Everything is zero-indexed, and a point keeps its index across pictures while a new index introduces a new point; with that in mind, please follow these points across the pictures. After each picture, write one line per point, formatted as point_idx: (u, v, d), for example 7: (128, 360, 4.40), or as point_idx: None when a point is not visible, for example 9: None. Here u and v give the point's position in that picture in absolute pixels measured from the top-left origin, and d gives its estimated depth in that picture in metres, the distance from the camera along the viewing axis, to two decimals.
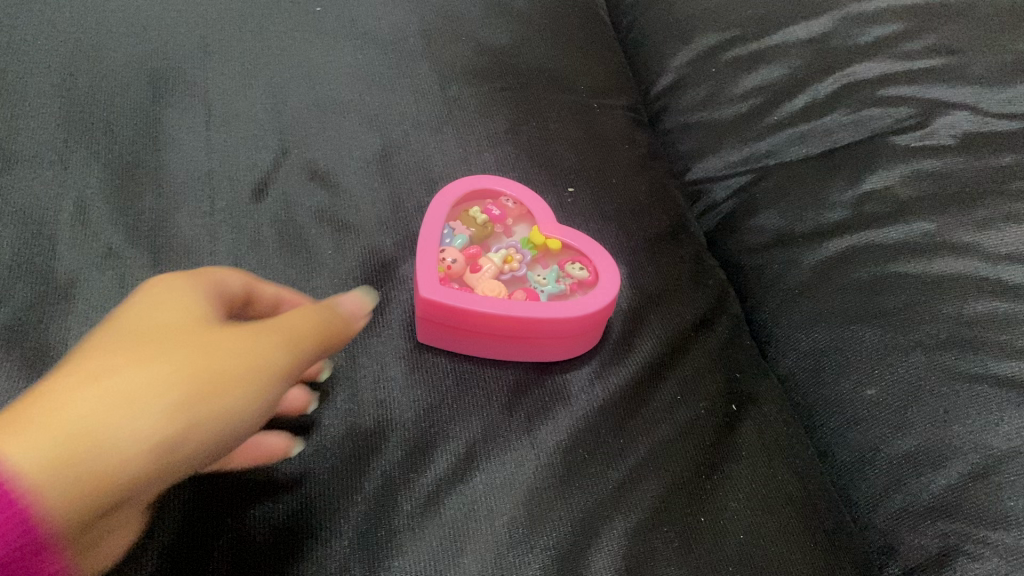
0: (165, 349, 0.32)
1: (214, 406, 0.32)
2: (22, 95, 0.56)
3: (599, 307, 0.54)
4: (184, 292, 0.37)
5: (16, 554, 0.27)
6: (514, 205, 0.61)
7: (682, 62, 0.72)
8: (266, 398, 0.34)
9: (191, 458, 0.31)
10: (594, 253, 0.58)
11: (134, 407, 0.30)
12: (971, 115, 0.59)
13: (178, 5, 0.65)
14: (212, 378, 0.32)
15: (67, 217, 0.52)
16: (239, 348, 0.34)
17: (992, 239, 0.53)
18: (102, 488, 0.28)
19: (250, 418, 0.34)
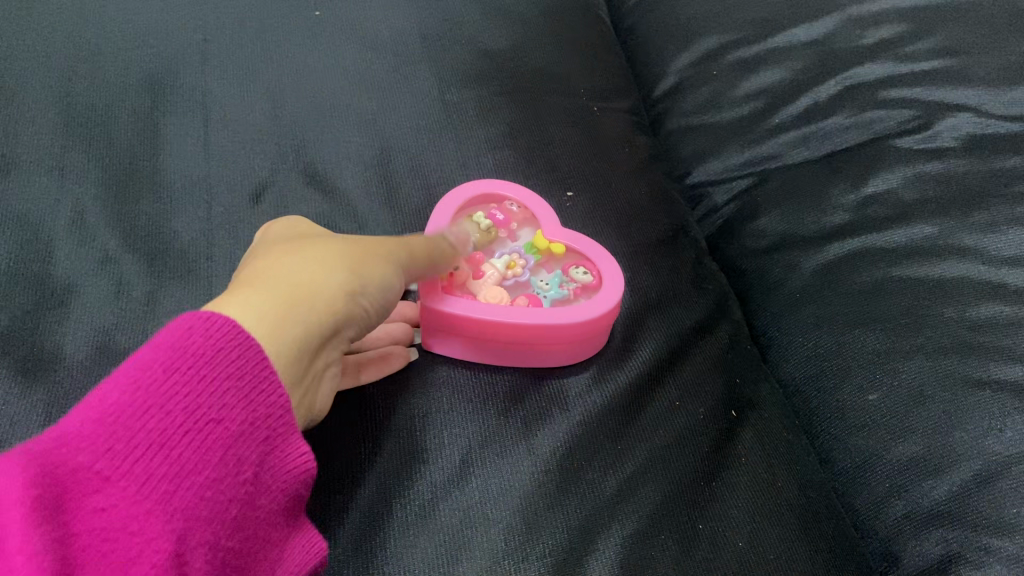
0: (311, 246, 0.42)
1: (366, 275, 0.42)
2: (25, 104, 0.58)
3: (604, 310, 0.53)
4: (305, 228, 0.47)
5: (271, 424, 0.35)
6: (518, 208, 0.61)
7: (684, 63, 0.72)
8: (393, 282, 0.44)
9: (364, 310, 0.42)
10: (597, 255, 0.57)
11: (313, 275, 0.40)
12: (974, 117, 0.59)
13: (180, 13, 0.66)
14: (359, 258, 0.43)
15: (66, 223, 0.53)
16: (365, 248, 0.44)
17: (995, 242, 0.53)
18: (316, 320, 0.39)
19: (389, 295, 0.44)
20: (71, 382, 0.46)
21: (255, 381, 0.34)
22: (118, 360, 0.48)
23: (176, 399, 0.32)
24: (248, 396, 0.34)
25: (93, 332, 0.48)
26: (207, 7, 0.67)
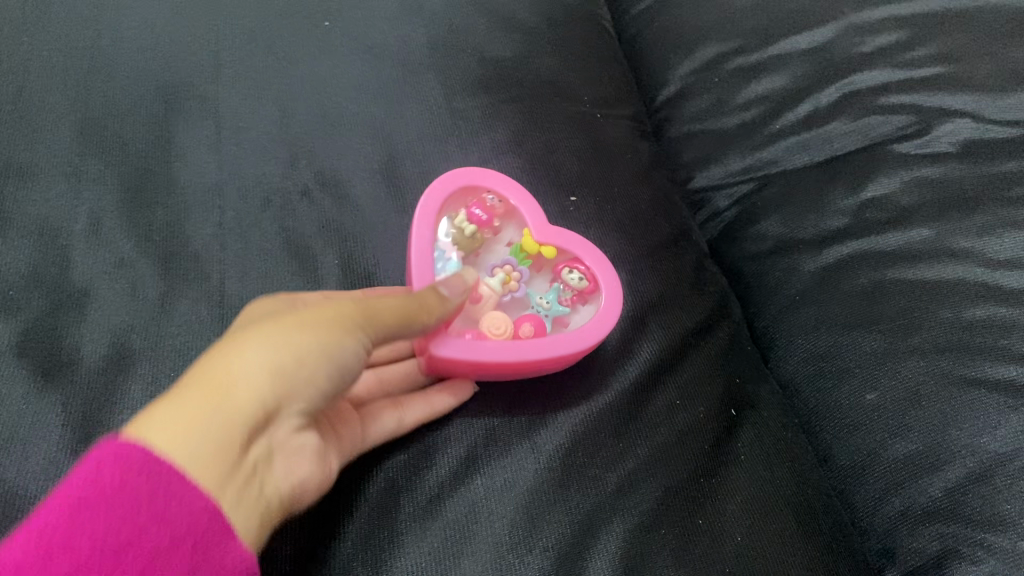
0: (252, 327, 0.40)
1: (305, 346, 0.39)
2: (41, 112, 0.59)
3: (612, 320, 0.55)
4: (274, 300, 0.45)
5: (198, 536, 0.35)
6: (497, 203, 0.60)
7: (686, 71, 0.74)
8: (348, 343, 0.41)
9: (311, 383, 0.40)
10: (591, 258, 0.58)
11: (232, 361, 0.37)
12: (972, 123, 0.60)
13: (190, 21, 0.67)
14: (299, 324, 0.40)
15: (82, 230, 0.54)
16: (313, 313, 0.41)
17: (991, 245, 0.54)
18: (238, 416, 0.36)
19: (345, 357, 0.41)
20: (89, 383, 0.48)
21: (169, 496, 0.34)
22: (135, 363, 0.50)
23: (84, 534, 0.33)
24: (161, 515, 0.34)
25: (109, 335, 0.50)
26: (217, 16, 0.68)
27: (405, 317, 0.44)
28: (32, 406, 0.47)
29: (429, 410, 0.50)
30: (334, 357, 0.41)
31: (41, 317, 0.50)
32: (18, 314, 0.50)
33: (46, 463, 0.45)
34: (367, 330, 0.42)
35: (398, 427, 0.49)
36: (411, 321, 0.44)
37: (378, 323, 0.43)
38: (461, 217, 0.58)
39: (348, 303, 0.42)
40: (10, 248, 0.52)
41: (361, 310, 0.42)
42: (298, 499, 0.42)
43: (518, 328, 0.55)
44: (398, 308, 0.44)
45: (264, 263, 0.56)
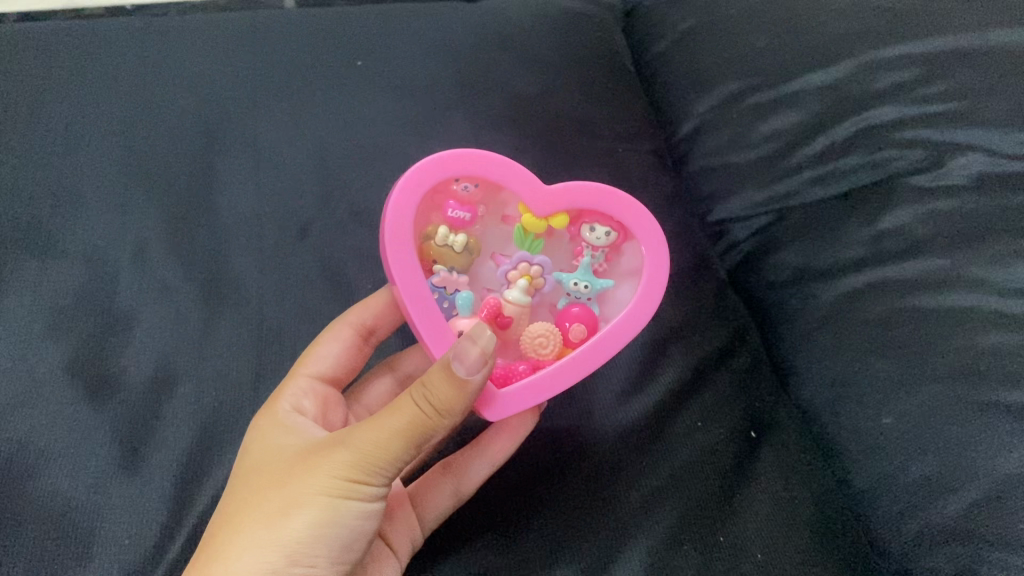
0: (254, 511, 0.44)
1: (295, 528, 0.43)
2: (90, 148, 0.64)
3: (658, 291, 0.55)
4: (278, 441, 0.49)
5: None
6: (472, 188, 0.54)
7: (705, 108, 0.77)
8: (346, 508, 0.44)
9: (318, 555, 0.44)
10: (609, 203, 0.54)
11: (229, 567, 0.42)
12: (987, 157, 0.61)
13: (230, 61, 0.71)
14: (286, 507, 0.44)
15: (128, 259, 0.59)
16: (301, 484, 0.45)
17: (1005, 274, 0.55)
18: None
19: (346, 524, 0.45)
20: (135, 402, 0.53)
21: None
22: (177, 385, 0.54)
23: None
24: None
25: (154, 357, 0.55)
26: (257, 54, 0.72)
27: (416, 437, 0.44)
28: (83, 423, 0.51)
29: (489, 465, 0.54)
30: (349, 517, 0.45)
31: (89, 340, 0.55)
32: (67, 335, 0.54)
33: (94, 474, 0.50)
34: (368, 482, 0.45)
35: (456, 497, 0.54)
36: (424, 436, 0.45)
37: (380, 468, 0.45)
38: (443, 234, 0.53)
39: (344, 467, 0.44)
40: (61, 277, 0.57)
41: (361, 468, 0.44)
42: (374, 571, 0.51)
43: (569, 331, 0.55)
44: (404, 432, 0.44)
45: (304, 292, 0.60)
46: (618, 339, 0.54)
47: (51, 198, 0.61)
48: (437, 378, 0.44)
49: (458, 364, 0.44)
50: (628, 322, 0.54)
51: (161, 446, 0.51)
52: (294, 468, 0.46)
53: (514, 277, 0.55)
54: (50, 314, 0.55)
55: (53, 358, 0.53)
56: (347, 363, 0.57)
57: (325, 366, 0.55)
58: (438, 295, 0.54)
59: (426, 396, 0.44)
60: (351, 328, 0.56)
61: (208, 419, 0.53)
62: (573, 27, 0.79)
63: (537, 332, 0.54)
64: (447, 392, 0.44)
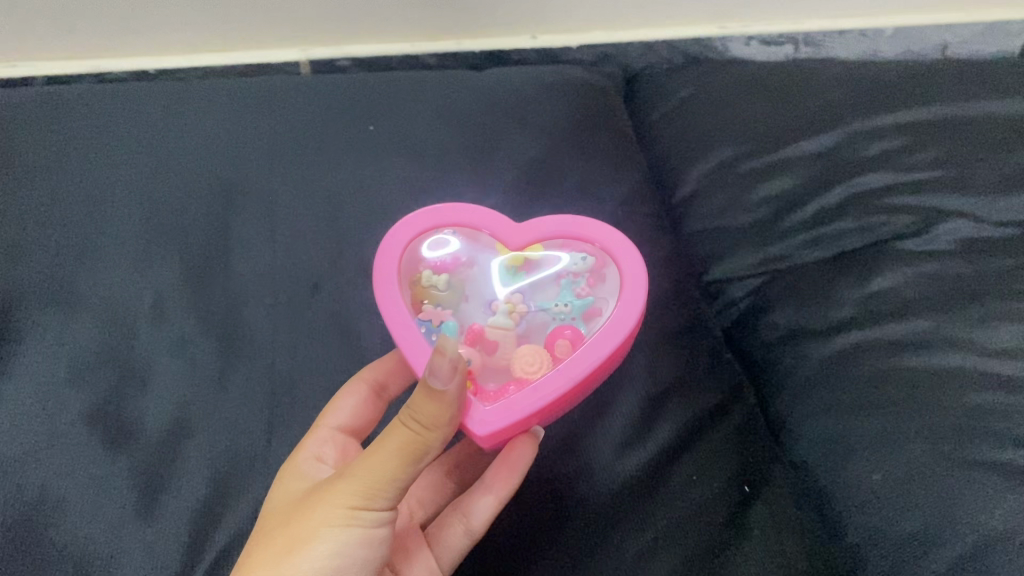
0: (261, 551, 0.45)
1: (301, 561, 0.44)
2: (114, 209, 0.67)
3: (636, 297, 0.55)
4: (287, 486, 0.50)
5: None
6: (453, 238, 0.59)
7: (701, 172, 0.80)
8: (348, 536, 0.45)
9: None
10: (577, 230, 0.58)
11: None
12: (971, 223, 0.68)
13: (247, 127, 0.74)
14: (290, 542, 0.45)
15: (147, 311, 0.61)
16: (303, 520, 0.46)
17: (989, 336, 0.60)
18: None
19: (350, 552, 0.46)
20: (152, 451, 0.55)
21: None
22: (193, 434, 0.56)
23: None
24: None
25: (171, 408, 0.57)
26: (273, 120, 0.75)
27: (410, 457, 0.45)
28: (102, 470, 0.53)
29: (496, 502, 0.55)
30: (353, 544, 0.46)
31: (109, 390, 0.57)
32: (88, 386, 0.57)
33: (113, 522, 0.51)
34: (368, 507, 0.46)
35: (470, 537, 0.55)
36: (418, 455, 0.46)
37: (378, 492, 0.45)
38: (427, 274, 0.57)
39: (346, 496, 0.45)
40: (83, 329, 0.59)
41: (359, 495, 0.45)
42: None
43: (556, 347, 0.54)
44: (396, 454, 0.45)
45: (314, 344, 0.61)
46: (604, 347, 0.53)
47: (76, 253, 0.64)
48: (418, 397, 0.45)
49: (432, 379, 0.44)
50: (612, 328, 0.54)
51: (176, 493, 0.53)
52: (299, 506, 0.47)
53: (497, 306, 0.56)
54: (72, 366, 0.57)
55: (73, 409, 0.55)
56: (367, 417, 0.58)
57: (345, 419, 0.56)
58: (425, 327, 0.56)
59: (411, 415, 0.45)
60: (367, 384, 0.57)
61: (222, 467, 0.55)
62: (575, 94, 0.83)
63: (524, 351, 0.54)
64: (431, 408, 0.45)
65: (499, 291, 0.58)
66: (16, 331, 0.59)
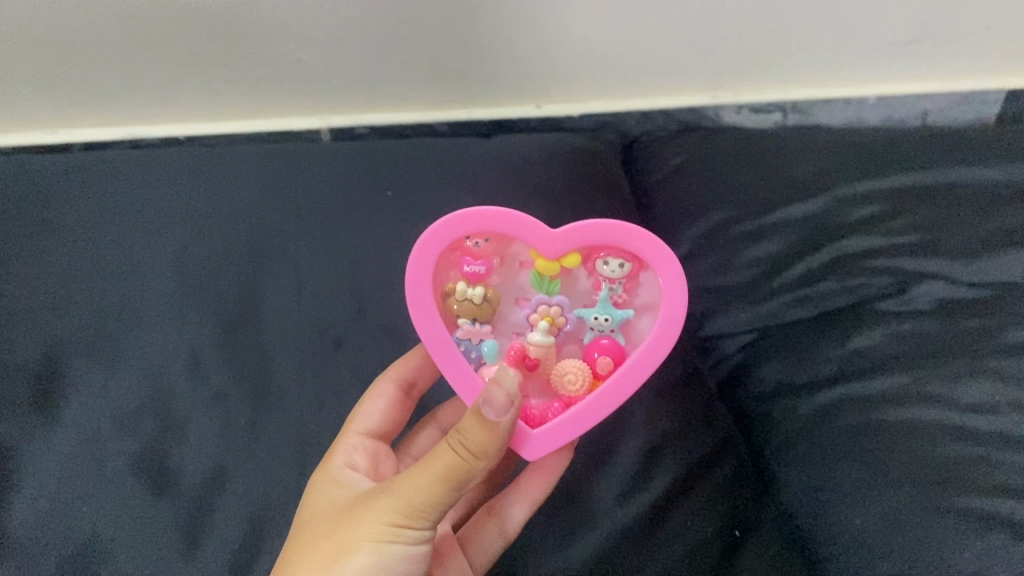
0: (309, 556, 0.50)
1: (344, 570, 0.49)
2: (151, 271, 0.72)
3: (673, 318, 0.58)
4: (332, 494, 0.55)
5: None
6: (484, 243, 0.59)
7: (696, 235, 0.85)
8: (390, 551, 0.50)
9: None
10: (615, 236, 0.57)
11: None
12: (944, 285, 0.72)
13: (274, 193, 0.80)
14: (335, 551, 0.49)
15: (184, 367, 0.66)
16: (349, 531, 0.50)
17: (962, 391, 0.64)
18: None
19: (390, 566, 0.50)
20: (191, 497, 0.59)
21: None
22: (228, 483, 0.60)
23: None
24: None
25: (208, 457, 0.61)
26: (297, 187, 0.81)
27: (453, 481, 0.49)
28: (146, 514, 0.58)
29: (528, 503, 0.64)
30: (394, 560, 0.50)
31: (152, 443, 0.62)
32: (132, 436, 0.62)
33: (157, 563, 0.56)
34: (410, 526, 0.50)
35: (504, 537, 0.63)
36: (461, 480, 0.49)
37: (420, 513, 0.49)
38: (462, 287, 0.59)
39: (389, 513, 0.49)
40: (127, 386, 0.65)
41: (403, 514, 0.49)
42: None
43: (596, 364, 0.60)
44: (440, 477, 0.49)
45: (338, 398, 0.66)
46: (640, 371, 0.59)
47: (118, 313, 0.69)
48: (472, 424, 0.49)
49: (488, 409, 0.49)
50: (648, 353, 0.59)
51: (215, 536, 0.58)
52: (345, 517, 0.51)
53: (536, 320, 0.60)
54: (117, 418, 0.63)
55: (118, 458, 0.61)
56: (398, 417, 0.65)
57: (378, 420, 0.63)
58: (466, 345, 0.61)
59: (459, 441, 0.49)
60: (394, 385, 0.64)
61: (256, 511, 0.59)
62: (578, 161, 0.89)
63: (565, 368, 0.60)
64: (478, 437, 0.49)
65: (535, 298, 0.60)
66: (65, 386, 0.64)
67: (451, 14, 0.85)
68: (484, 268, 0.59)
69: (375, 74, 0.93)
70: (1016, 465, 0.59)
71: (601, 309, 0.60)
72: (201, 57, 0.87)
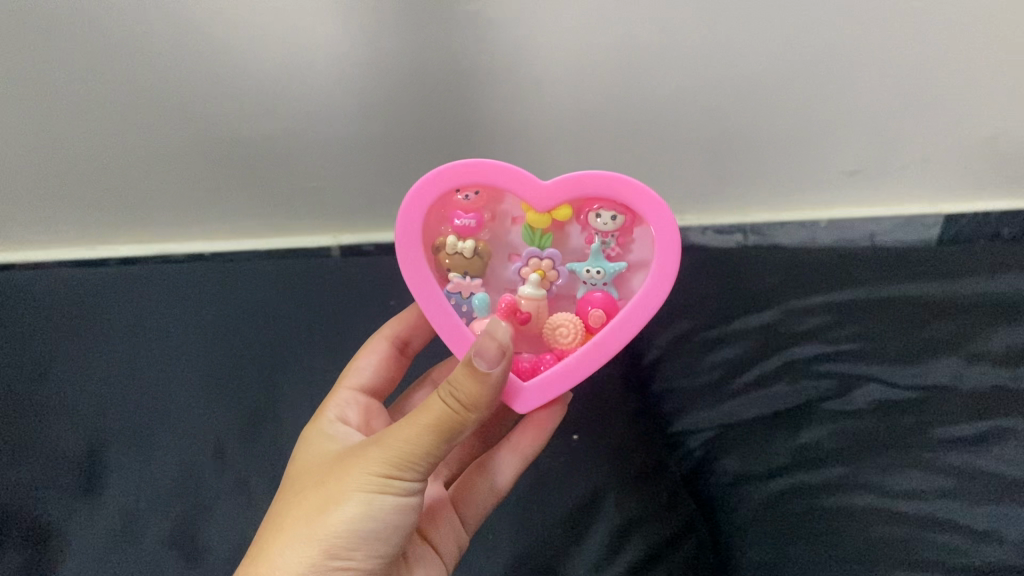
0: (308, 501, 0.60)
1: (338, 514, 0.59)
2: (184, 375, 0.86)
3: (665, 269, 0.68)
4: (332, 455, 0.66)
5: None
6: (475, 197, 0.70)
7: (664, 342, 0.95)
8: (379, 498, 0.60)
9: (358, 534, 0.59)
10: (607, 186, 0.67)
11: (291, 542, 0.58)
12: (883, 387, 0.82)
13: (291, 303, 0.91)
14: (331, 498, 0.59)
15: (212, 457, 0.79)
16: (345, 480, 0.60)
17: (895, 479, 0.75)
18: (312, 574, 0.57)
19: (380, 512, 0.60)
20: (218, 565, 0.72)
21: None
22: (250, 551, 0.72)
23: None
24: None
25: (232, 532, 0.74)
26: (312, 297, 0.92)
27: (440, 433, 0.59)
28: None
29: (518, 460, 0.79)
30: (385, 506, 0.60)
31: (183, 523, 0.75)
32: (168, 516, 0.75)
33: None
34: (399, 476, 0.60)
35: (494, 492, 0.78)
36: (449, 430, 0.60)
37: (409, 464, 0.60)
38: (453, 242, 0.70)
39: (381, 464, 0.60)
40: (158, 475, 0.78)
41: (394, 464, 0.60)
42: (451, 544, 0.74)
43: (588, 318, 0.71)
44: (431, 427, 0.59)
45: None
46: (627, 326, 0.70)
47: (160, 411, 0.83)
48: (466, 376, 0.59)
49: (478, 361, 0.59)
50: (637, 309, 0.69)
51: None
52: (340, 469, 0.62)
53: (529, 276, 0.71)
54: (155, 502, 0.76)
55: (156, 533, 0.74)
56: (389, 375, 0.82)
57: (370, 375, 0.80)
58: (457, 299, 0.72)
59: (452, 394, 0.59)
60: (387, 343, 0.82)
61: None
62: None
63: (557, 323, 0.71)
64: (469, 387, 0.59)
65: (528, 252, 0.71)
66: (113, 474, 0.79)
67: (446, 151, 0.98)
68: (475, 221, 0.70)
69: (379, 200, 1.06)
70: (946, 542, 0.70)
71: (594, 263, 0.70)
72: (227, 185, 1.01)
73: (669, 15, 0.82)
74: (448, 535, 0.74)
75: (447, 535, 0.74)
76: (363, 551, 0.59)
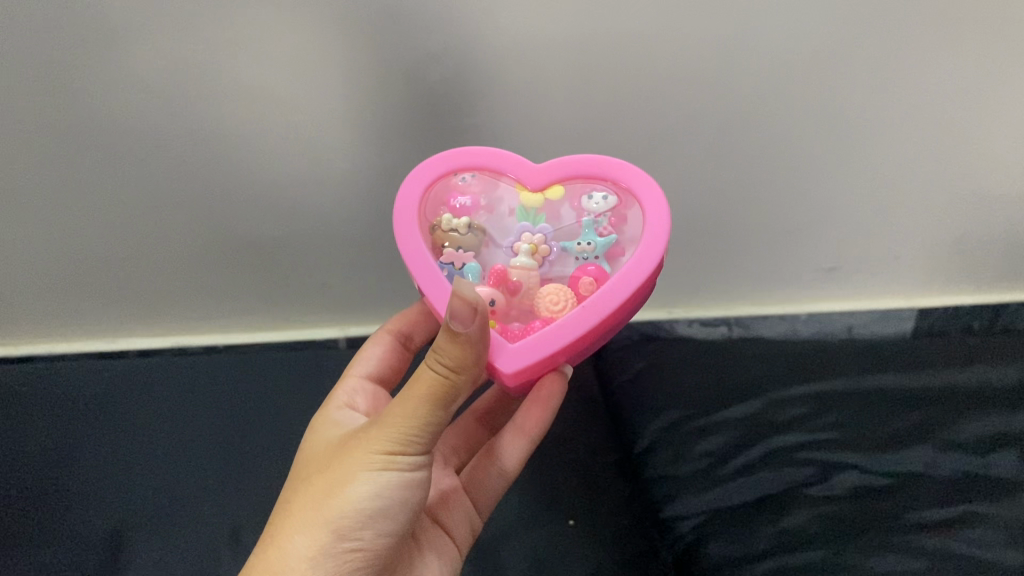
0: (314, 486, 0.60)
1: (341, 498, 0.58)
2: (200, 461, 0.90)
3: (656, 232, 0.68)
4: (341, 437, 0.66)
5: None
6: (472, 180, 0.74)
7: (654, 431, 1.00)
8: (383, 478, 0.59)
9: (364, 515, 0.59)
10: (597, 166, 0.71)
11: (299, 528, 0.58)
12: (859, 474, 0.87)
13: (303, 393, 0.97)
14: (335, 481, 0.59)
15: (227, 539, 0.83)
16: (347, 461, 0.60)
17: (876, 563, 0.79)
18: (320, 558, 0.57)
19: (384, 490, 0.59)
20: None
21: None
22: None
23: None
24: None
25: None
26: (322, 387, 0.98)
27: (435, 402, 0.57)
28: None
29: (524, 445, 0.82)
30: (388, 483, 0.59)
31: None
32: None
33: None
34: (400, 453, 0.59)
35: (503, 477, 0.82)
36: (444, 399, 0.58)
37: (409, 440, 0.59)
38: (448, 218, 0.72)
39: (380, 441, 0.59)
40: (169, 554, 0.82)
41: (393, 441, 0.58)
42: (462, 527, 0.77)
43: (578, 286, 0.69)
44: (425, 397, 0.57)
45: None
46: (619, 288, 0.67)
47: (178, 494, 0.87)
48: (449, 339, 0.55)
49: (455, 323, 0.55)
50: (628, 274, 0.67)
51: None
52: (344, 451, 0.61)
53: (521, 248, 0.72)
54: None
55: None
56: (394, 366, 0.87)
57: (375, 367, 0.85)
58: (449, 270, 0.72)
59: (439, 359, 0.56)
60: (392, 336, 0.87)
61: None
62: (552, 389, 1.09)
63: (547, 291, 0.69)
64: (456, 350, 0.56)
65: (521, 230, 0.74)
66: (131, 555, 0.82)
67: None
68: (471, 202, 0.74)
69: (381, 294, 1.12)
70: None
71: (585, 238, 0.72)
72: (239, 280, 1.07)
73: (651, 126, 0.90)
74: (459, 519, 0.77)
75: (459, 519, 0.77)
76: (371, 530, 0.59)
